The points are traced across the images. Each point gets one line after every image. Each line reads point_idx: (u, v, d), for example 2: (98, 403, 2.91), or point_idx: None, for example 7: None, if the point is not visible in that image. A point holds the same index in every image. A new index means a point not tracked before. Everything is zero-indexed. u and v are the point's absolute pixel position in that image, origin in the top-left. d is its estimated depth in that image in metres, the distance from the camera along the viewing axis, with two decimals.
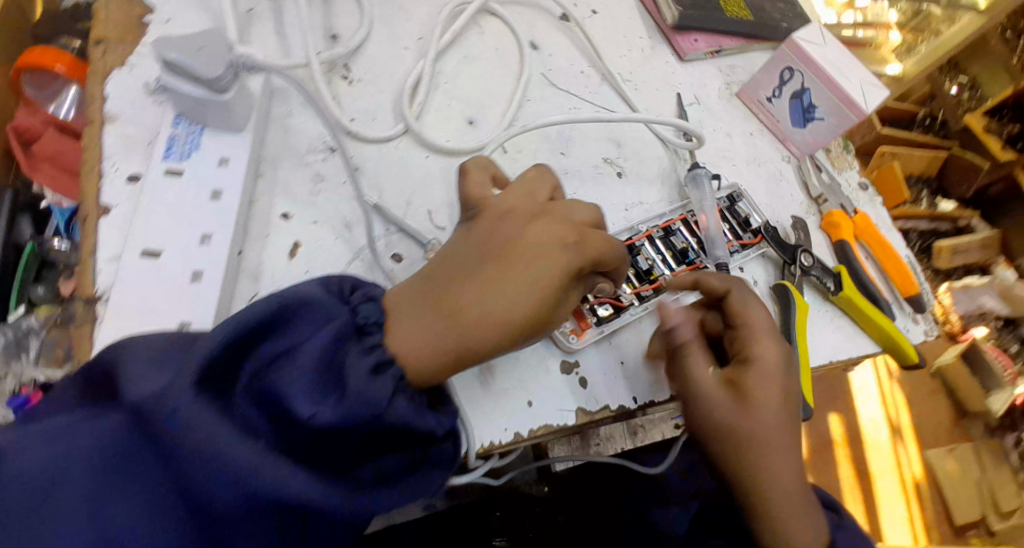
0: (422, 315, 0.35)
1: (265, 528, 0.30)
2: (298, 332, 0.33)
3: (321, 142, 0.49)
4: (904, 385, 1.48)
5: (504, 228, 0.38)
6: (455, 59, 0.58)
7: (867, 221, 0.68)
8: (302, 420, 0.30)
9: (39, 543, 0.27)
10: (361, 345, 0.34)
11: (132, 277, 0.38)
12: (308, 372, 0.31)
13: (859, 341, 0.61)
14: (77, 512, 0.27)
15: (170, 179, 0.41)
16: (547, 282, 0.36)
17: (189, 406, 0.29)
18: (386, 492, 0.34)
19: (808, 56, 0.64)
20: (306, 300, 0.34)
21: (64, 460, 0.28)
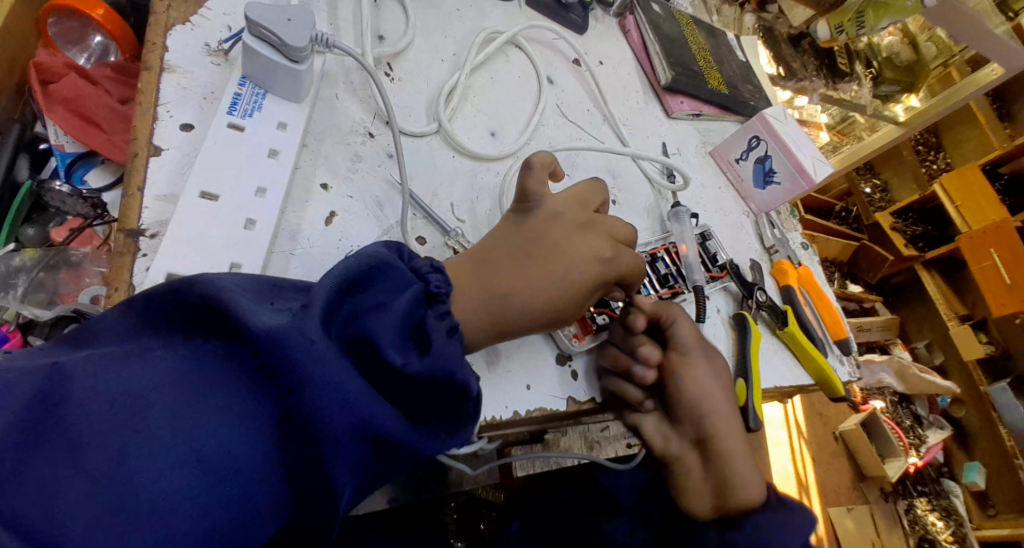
0: (477, 290, 0.41)
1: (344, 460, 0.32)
2: (383, 294, 0.36)
3: (361, 127, 0.53)
4: (811, 444, 1.60)
5: (548, 232, 0.45)
6: (483, 78, 0.65)
7: (809, 274, 0.78)
8: (396, 367, 0.33)
9: (127, 454, 0.27)
10: (434, 312, 0.38)
11: (191, 215, 0.41)
12: (396, 327, 0.34)
13: (797, 374, 0.70)
14: (171, 428, 0.28)
15: (232, 131, 0.44)
16: (579, 286, 0.44)
17: (304, 342, 0.31)
18: (438, 440, 0.36)
19: (775, 130, 0.74)
20: (389, 262, 0.38)
21: (157, 380, 0.30)
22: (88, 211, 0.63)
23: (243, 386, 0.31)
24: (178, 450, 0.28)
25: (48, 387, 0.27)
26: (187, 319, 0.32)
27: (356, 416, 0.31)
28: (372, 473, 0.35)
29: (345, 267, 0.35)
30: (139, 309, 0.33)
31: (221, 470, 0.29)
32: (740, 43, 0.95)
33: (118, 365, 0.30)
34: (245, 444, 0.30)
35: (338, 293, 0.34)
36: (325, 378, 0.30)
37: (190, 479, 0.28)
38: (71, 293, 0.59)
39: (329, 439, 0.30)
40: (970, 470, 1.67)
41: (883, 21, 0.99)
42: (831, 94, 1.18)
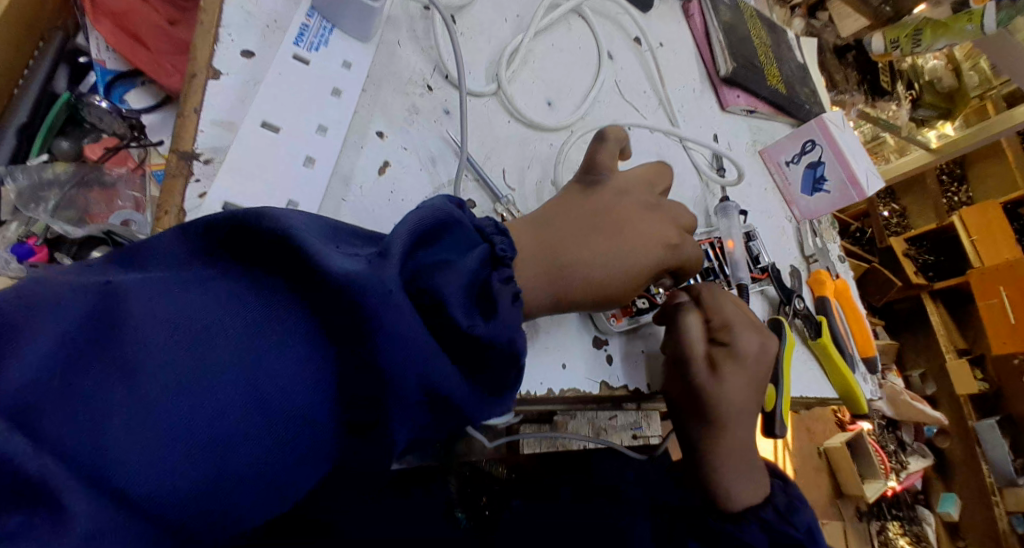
0: (539, 256, 0.40)
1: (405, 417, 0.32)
2: (448, 252, 0.36)
3: (422, 78, 0.50)
4: (795, 456, 1.51)
5: (614, 206, 0.44)
6: (544, 46, 0.62)
7: (845, 288, 0.78)
8: (461, 328, 0.33)
9: (188, 388, 0.27)
10: (499, 274, 0.37)
11: (252, 142, 0.40)
12: (462, 286, 0.34)
13: (821, 385, 0.70)
14: (232, 366, 0.29)
15: (297, 63, 0.43)
16: (641, 269, 0.43)
17: (383, 292, 0.30)
18: (491, 406, 0.36)
19: (834, 137, 0.72)
20: (457, 219, 0.37)
21: (219, 313, 0.29)
22: (125, 131, 0.63)
23: (307, 331, 0.31)
24: (238, 388, 0.28)
25: (102, 305, 0.27)
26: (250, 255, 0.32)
27: (421, 371, 0.31)
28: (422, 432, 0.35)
29: (418, 217, 0.35)
30: (194, 234, 0.33)
31: (279, 409, 0.29)
32: (799, 43, 0.92)
33: (178, 293, 0.30)
34: (304, 387, 0.30)
35: (410, 245, 0.33)
36: (396, 330, 0.30)
37: (248, 416, 0.28)
38: (102, 214, 0.60)
39: (395, 390, 0.30)
40: (947, 501, 1.71)
41: (941, 41, 0.95)
42: (869, 112, 1.15)
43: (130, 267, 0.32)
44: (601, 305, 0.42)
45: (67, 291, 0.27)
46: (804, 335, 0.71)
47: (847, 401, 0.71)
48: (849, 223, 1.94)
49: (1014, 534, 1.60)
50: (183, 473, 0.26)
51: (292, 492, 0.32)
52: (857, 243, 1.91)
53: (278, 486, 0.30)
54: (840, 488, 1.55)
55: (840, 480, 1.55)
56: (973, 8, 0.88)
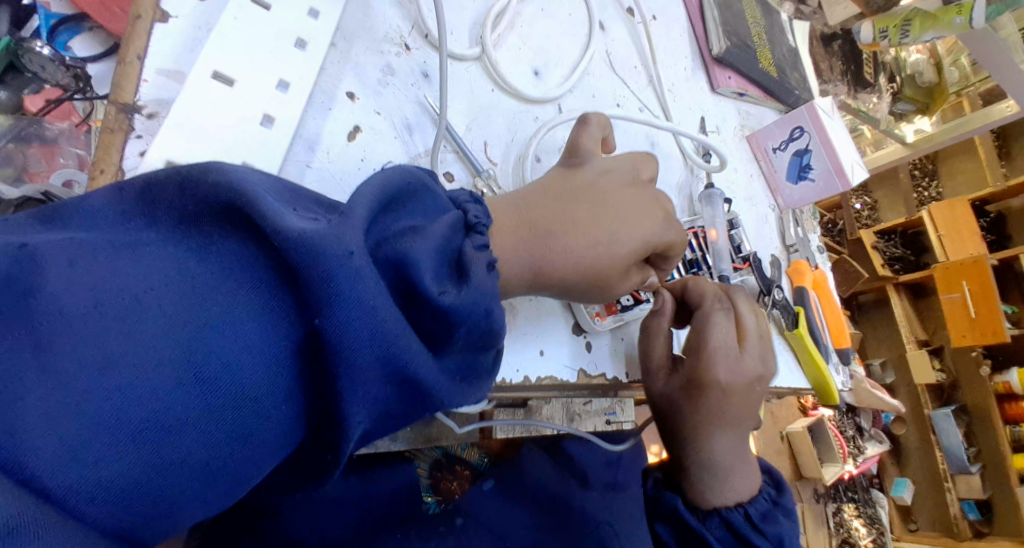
0: (520, 229, 0.37)
1: (369, 396, 0.29)
2: (420, 218, 0.33)
3: (397, 36, 0.46)
4: (762, 440, 1.51)
5: (600, 183, 0.41)
6: (533, 10, 0.58)
7: (823, 279, 0.77)
8: (431, 296, 0.30)
9: (113, 363, 0.24)
10: (472, 242, 0.34)
11: (200, 96, 0.35)
12: (434, 253, 0.31)
13: (796, 376, 0.69)
14: (165, 337, 0.25)
15: (256, 11, 0.38)
16: (627, 250, 0.40)
17: (344, 253, 0.27)
18: (462, 386, 0.33)
19: (823, 125, 0.70)
20: (423, 184, 0.35)
21: (154, 280, 0.26)
22: (70, 82, 0.57)
23: (257, 297, 0.27)
24: (175, 362, 0.25)
25: (15, 271, 0.24)
26: (191, 214, 0.28)
27: (387, 347, 0.28)
28: (390, 416, 0.32)
29: (383, 178, 0.32)
30: (132, 191, 0.29)
31: (223, 389, 0.26)
32: (791, 27, 0.90)
33: (105, 258, 0.26)
34: (254, 365, 0.27)
35: (375, 209, 0.30)
36: (357, 300, 0.27)
37: (187, 397, 0.25)
38: (42, 172, 0.54)
39: (355, 366, 0.27)
40: (900, 486, 1.76)
41: (928, 33, 0.94)
42: (851, 103, 1.13)
43: (50, 223, 0.28)
44: (582, 292, 0.40)
45: None
46: (781, 324, 0.69)
47: (818, 392, 0.72)
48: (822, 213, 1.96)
49: (965, 520, 1.65)
50: (109, 462, 0.23)
51: (243, 485, 0.29)
52: (829, 234, 1.92)
53: (225, 476, 0.27)
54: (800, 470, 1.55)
55: (801, 462, 1.55)
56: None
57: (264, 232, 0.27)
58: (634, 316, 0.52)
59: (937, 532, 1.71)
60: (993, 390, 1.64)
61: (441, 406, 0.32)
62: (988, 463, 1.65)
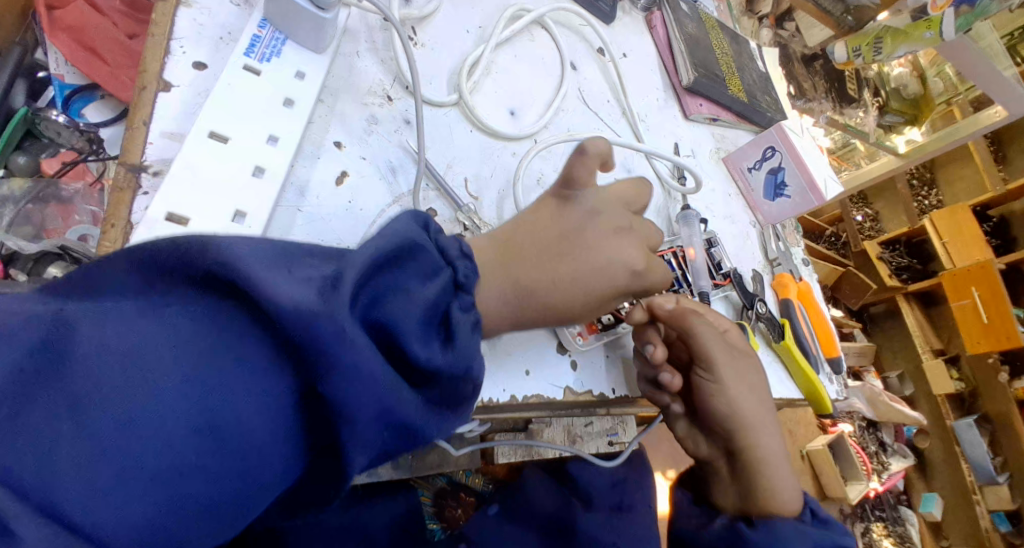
0: (495, 278, 0.41)
1: (371, 448, 0.32)
2: (412, 279, 0.36)
3: (380, 89, 0.51)
4: None
5: (568, 225, 0.44)
6: (506, 56, 0.63)
7: (808, 291, 0.79)
8: (417, 360, 0.33)
9: (132, 419, 0.27)
10: (460, 302, 0.37)
11: (196, 152, 0.38)
12: (421, 315, 0.34)
13: (788, 386, 0.71)
14: (178, 399, 0.28)
15: (248, 74, 0.42)
16: (597, 293, 0.43)
17: (338, 330, 0.30)
18: (453, 423, 0.37)
19: (792, 143, 0.74)
20: (420, 244, 0.37)
21: (172, 345, 0.29)
22: (84, 145, 0.63)
23: (262, 360, 0.30)
24: (190, 420, 0.28)
25: (51, 336, 0.27)
26: (197, 282, 0.31)
27: (382, 407, 0.31)
28: (384, 456, 0.35)
29: (375, 247, 0.34)
30: (146, 265, 0.31)
31: (231, 443, 0.29)
32: (762, 53, 0.95)
33: (127, 324, 0.29)
34: (258, 421, 0.29)
35: (366, 274, 0.33)
36: (352, 371, 0.30)
37: (198, 451, 0.28)
38: (59, 229, 0.59)
39: (354, 428, 0.30)
40: (928, 501, 1.72)
41: (901, 48, 0.97)
42: (839, 120, 1.17)
43: (76, 284, 0.32)
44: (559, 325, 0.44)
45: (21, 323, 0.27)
46: (768, 338, 0.71)
47: (812, 402, 0.73)
48: (824, 228, 1.96)
49: (996, 531, 1.61)
50: (132, 508, 0.26)
51: (250, 518, 0.32)
52: (832, 247, 1.94)
53: (233, 516, 0.30)
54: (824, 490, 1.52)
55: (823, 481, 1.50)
56: (929, 15, 0.91)
57: (262, 305, 0.29)
58: (616, 334, 0.54)
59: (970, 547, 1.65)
60: (1014, 396, 1.61)
61: (431, 443, 0.36)
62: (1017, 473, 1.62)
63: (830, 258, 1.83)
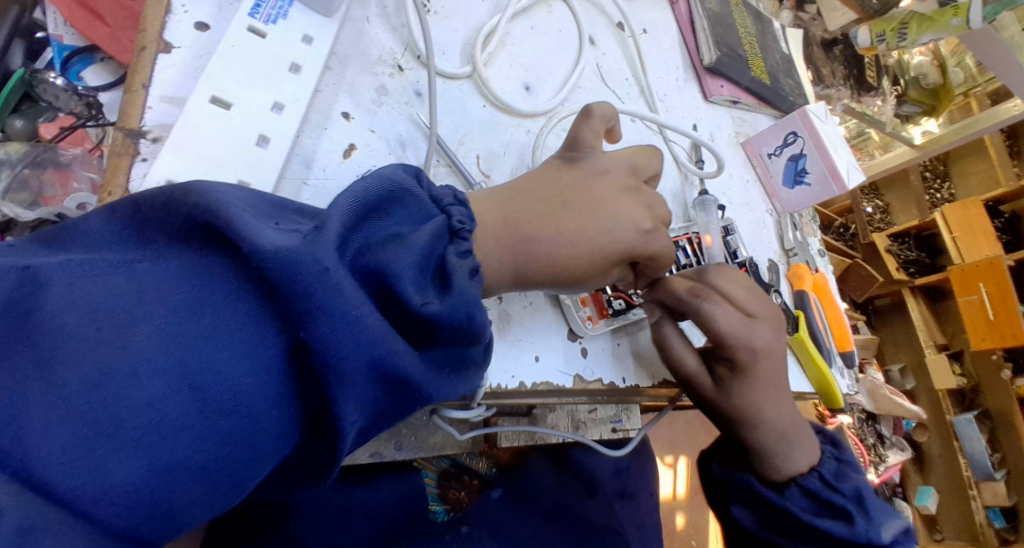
0: (496, 230, 0.37)
1: (365, 399, 0.30)
2: (403, 224, 0.34)
3: (390, 58, 0.49)
4: None
5: (586, 186, 0.40)
6: (523, 27, 0.60)
7: (823, 282, 0.78)
8: (412, 306, 0.31)
9: (108, 372, 0.26)
10: (456, 248, 0.34)
11: (196, 118, 0.36)
12: (415, 261, 0.32)
13: (798, 380, 0.70)
14: (153, 350, 0.27)
15: (253, 37, 0.39)
16: (611, 254, 0.39)
17: (319, 270, 0.28)
18: (457, 380, 0.35)
19: (815, 129, 0.72)
20: (408, 187, 0.35)
21: (148, 296, 0.28)
22: (83, 110, 0.60)
23: (242, 309, 0.29)
24: (167, 372, 0.27)
25: (22, 294, 0.27)
26: (181, 232, 0.30)
27: (371, 353, 0.29)
28: (384, 416, 0.33)
29: (360, 191, 0.33)
30: (131, 217, 0.31)
31: (212, 396, 0.27)
32: (784, 34, 0.91)
33: (104, 278, 0.28)
34: (240, 372, 0.28)
35: (351, 220, 0.32)
36: (335, 312, 0.28)
37: (179, 407, 0.27)
38: (56, 197, 0.56)
39: (342, 374, 0.29)
40: (924, 494, 1.71)
41: (926, 34, 0.92)
42: (855, 107, 1.12)
43: (56, 248, 0.30)
44: (563, 288, 0.39)
45: None
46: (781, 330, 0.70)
47: (823, 395, 0.71)
48: (832, 219, 1.93)
49: (991, 527, 1.61)
50: (111, 468, 0.25)
51: (247, 486, 0.30)
52: (840, 238, 1.90)
53: (225, 481, 0.29)
54: None
55: None
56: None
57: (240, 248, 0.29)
58: (628, 321, 0.52)
59: (963, 540, 1.65)
60: (1016, 394, 1.60)
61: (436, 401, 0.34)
62: (1013, 471, 1.62)
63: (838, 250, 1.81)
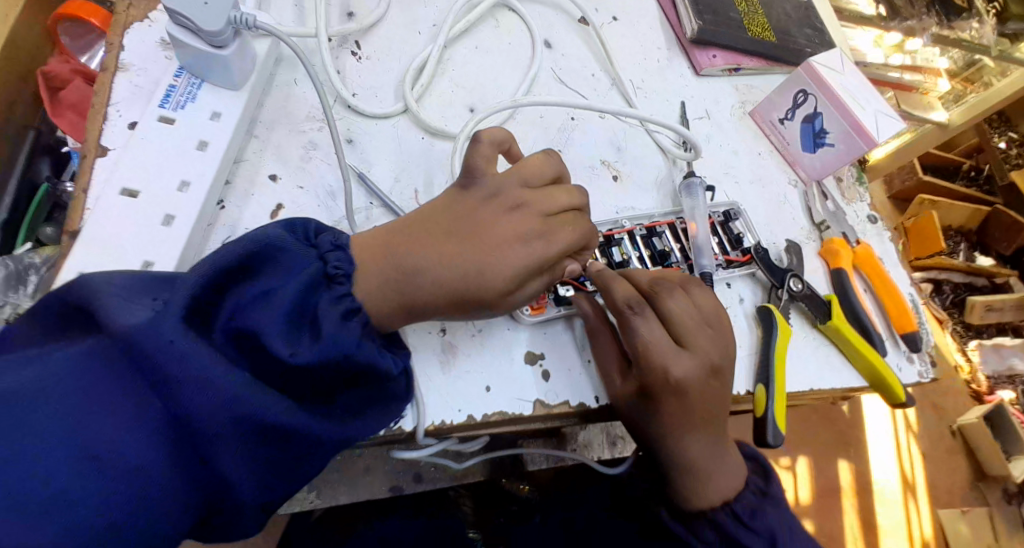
0: (382, 265, 0.39)
1: (249, 450, 0.33)
2: (273, 279, 0.35)
3: (319, 112, 0.50)
4: (923, 439, 1.32)
5: (476, 209, 0.41)
6: (465, 48, 0.59)
7: (870, 254, 0.65)
8: (281, 359, 0.33)
9: (11, 456, 0.28)
10: (330, 294, 0.37)
11: (109, 210, 0.40)
12: (282, 315, 0.34)
13: (846, 374, 0.60)
14: (51, 431, 0.29)
15: (163, 126, 0.43)
16: (504, 273, 0.39)
17: (162, 342, 0.31)
18: (355, 421, 0.38)
19: (827, 82, 0.61)
20: (283, 245, 0.37)
21: (43, 383, 0.30)
22: None
23: (125, 387, 0.31)
24: (63, 450, 0.29)
25: None
26: (75, 324, 0.34)
27: (237, 408, 0.32)
28: (287, 466, 0.35)
29: (217, 257, 0.34)
30: (44, 320, 0.34)
31: (110, 466, 0.30)
32: None
33: (13, 372, 0.31)
34: (126, 443, 0.30)
35: (213, 287, 0.34)
36: (196, 376, 0.31)
37: (81, 479, 0.29)
38: None
39: (212, 431, 0.31)
40: None
41: None
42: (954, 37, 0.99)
43: None
44: (464, 310, 0.40)
45: None
46: (812, 318, 0.61)
47: (881, 391, 0.60)
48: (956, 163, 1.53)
49: None
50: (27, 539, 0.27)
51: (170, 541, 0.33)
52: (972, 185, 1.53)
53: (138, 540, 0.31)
54: (983, 468, 1.31)
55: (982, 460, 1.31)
56: None
57: (109, 332, 0.31)
58: (586, 311, 0.49)
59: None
60: None
61: (335, 445, 0.36)
62: None
63: (966, 201, 1.46)
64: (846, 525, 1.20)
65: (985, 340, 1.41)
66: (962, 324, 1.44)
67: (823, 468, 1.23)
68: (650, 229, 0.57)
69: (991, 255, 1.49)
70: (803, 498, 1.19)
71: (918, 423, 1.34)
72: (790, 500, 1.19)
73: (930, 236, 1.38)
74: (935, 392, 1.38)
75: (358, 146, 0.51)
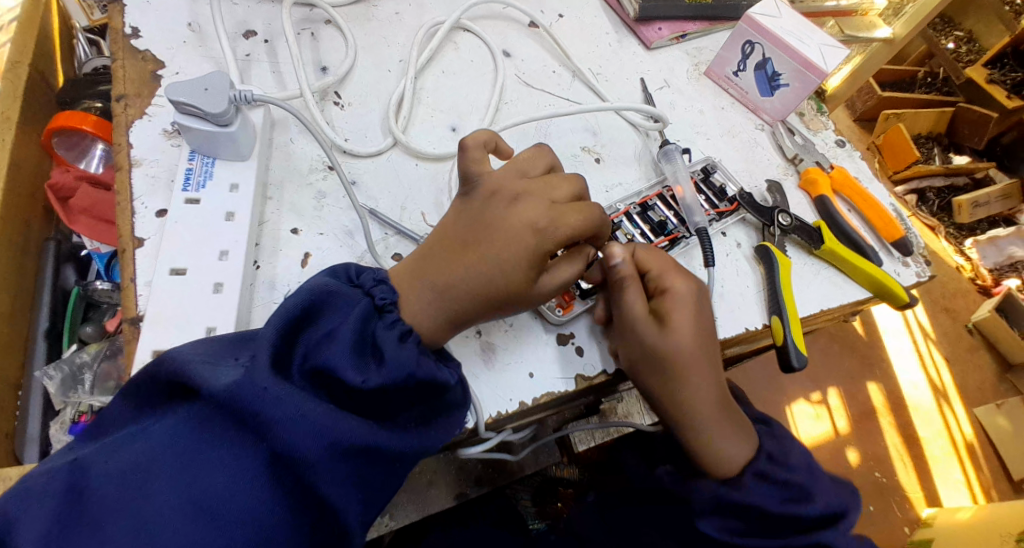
0: (420, 290, 0.43)
1: (344, 477, 0.36)
2: (334, 320, 0.40)
3: (320, 162, 0.54)
4: (943, 344, 1.36)
5: (486, 218, 0.45)
6: (433, 75, 0.64)
7: (846, 175, 0.70)
8: (356, 386, 0.37)
9: (143, 514, 0.33)
10: (383, 322, 0.41)
11: (164, 289, 0.44)
12: (349, 348, 0.38)
13: (848, 288, 0.64)
14: (171, 488, 0.34)
15: (190, 206, 0.48)
16: (527, 265, 0.43)
17: (258, 391, 0.35)
18: (427, 431, 0.41)
19: (768, 29, 0.65)
20: (333, 289, 0.40)
21: (155, 451, 0.35)
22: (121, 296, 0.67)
23: (227, 438, 0.35)
24: (184, 504, 0.34)
25: (73, 479, 0.34)
26: (170, 396, 0.38)
27: (328, 437, 0.36)
28: (377, 485, 0.39)
29: (285, 309, 0.38)
30: (135, 397, 0.39)
31: (226, 510, 0.34)
32: None
33: (124, 447, 0.35)
34: (236, 489, 0.35)
35: (286, 338, 0.38)
36: (286, 417, 0.35)
37: (202, 527, 0.33)
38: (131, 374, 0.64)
39: (310, 463, 0.35)
40: None
41: None
42: None
43: (96, 439, 0.38)
44: (503, 308, 0.44)
45: (42, 479, 0.34)
46: (807, 245, 0.65)
47: (886, 297, 0.64)
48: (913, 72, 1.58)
49: None
50: None
51: None
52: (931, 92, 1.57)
53: None
54: (1007, 359, 1.35)
55: (1004, 351, 1.35)
56: None
57: (205, 394, 0.36)
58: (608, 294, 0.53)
59: None
60: None
61: (413, 455, 0.40)
62: None
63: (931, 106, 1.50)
64: (889, 441, 1.24)
65: (980, 235, 1.46)
66: (956, 225, 1.49)
67: (854, 392, 1.28)
68: (642, 205, 0.61)
69: (966, 153, 1.55)
70: (842, 429, 1.23)
71: (935, 331, 1.38)
72: (828, 434, 1.23)
73: (902, 146, 1.45)
74: (943, 297, 1.42)
75: (362, 185, 0.55)
